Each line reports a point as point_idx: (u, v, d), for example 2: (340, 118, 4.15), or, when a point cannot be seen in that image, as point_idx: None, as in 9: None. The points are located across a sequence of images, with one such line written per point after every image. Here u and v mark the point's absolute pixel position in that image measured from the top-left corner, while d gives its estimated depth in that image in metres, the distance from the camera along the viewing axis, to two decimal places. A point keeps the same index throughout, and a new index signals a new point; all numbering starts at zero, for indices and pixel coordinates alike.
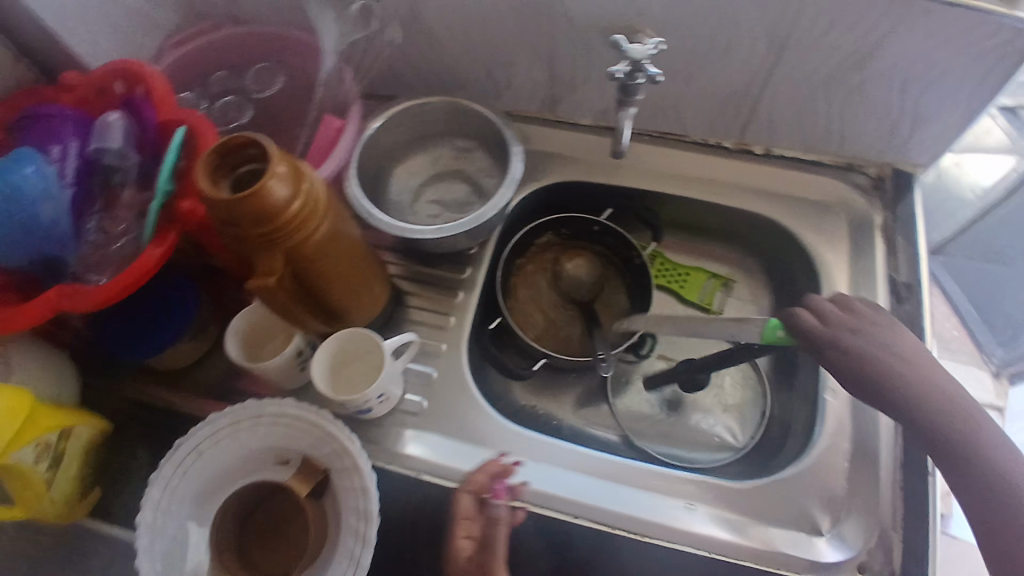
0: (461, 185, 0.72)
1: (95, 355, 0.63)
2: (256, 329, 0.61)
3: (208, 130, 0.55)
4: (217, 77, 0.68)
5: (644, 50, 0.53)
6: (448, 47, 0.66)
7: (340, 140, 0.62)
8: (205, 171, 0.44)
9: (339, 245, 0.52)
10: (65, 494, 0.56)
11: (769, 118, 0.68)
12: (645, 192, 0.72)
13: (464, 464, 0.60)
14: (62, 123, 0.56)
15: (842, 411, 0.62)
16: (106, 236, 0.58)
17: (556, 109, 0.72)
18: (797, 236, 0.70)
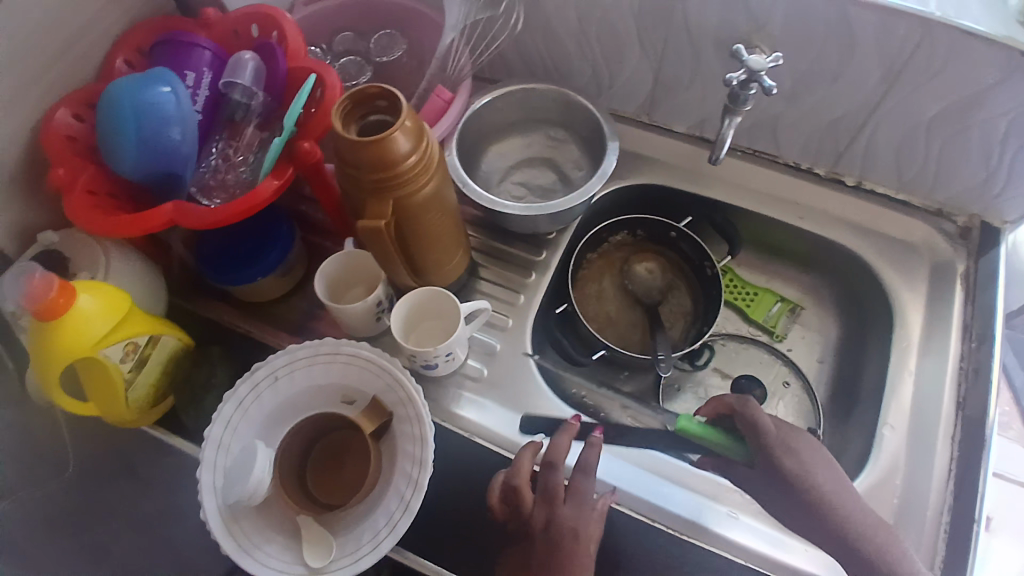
0: (549, 172, 0.75)
1: (193, 274, 0.68)
2: (342, 275, 0.64)
3: (333, 81, 0.59)
4: (343, 37, 0.71)
5: (763, 62, 0.55)
6: (562, 37, 0.69)
7: (449, 111, 0.65)
8: (341, 114, 0.48)
9: (440, 205, 0.55)
10: (141, 399, 0.59)
11: (867, 152, 0.68)
12: (727, 206, 0.73)
13: (515, 434, 0.62)
14: (199, 51, 0.60)
15: (900, 449, 0.63)
16: (227, 164, 0.63)
17: (653, 113, 0.74)
18: (876, 272, 0.70)
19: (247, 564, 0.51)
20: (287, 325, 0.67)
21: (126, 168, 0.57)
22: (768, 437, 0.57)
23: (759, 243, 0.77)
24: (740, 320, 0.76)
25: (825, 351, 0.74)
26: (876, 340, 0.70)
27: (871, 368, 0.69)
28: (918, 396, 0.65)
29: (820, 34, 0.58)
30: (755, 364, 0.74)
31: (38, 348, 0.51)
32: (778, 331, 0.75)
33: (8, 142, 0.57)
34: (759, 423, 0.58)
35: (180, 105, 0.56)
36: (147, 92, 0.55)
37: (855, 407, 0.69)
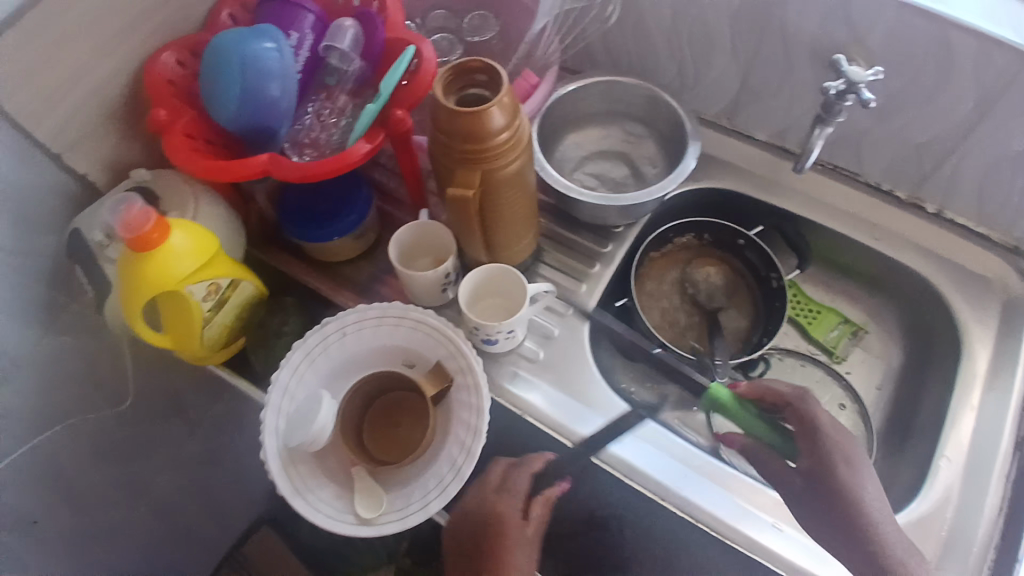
0: (622, 167, 0.75)
1: (272, 227, 0.71)
2: (414, 242, 0.66)
3: (429, 54, 0.60)
4: (437, 15, 0.73)
5: (863, 74, 0.55)
6: (653, 33, 0.69)
7: (535, 94, 0.66)
8: (442, 84, 0.50)
9: (522, 184, 0.56)
10: (213, 339, 0.61)
11: (951, 180, 0.67)
12: (800, 219, 0.73)
13: (568, 420, 0.63)
14: (304, 13, 0.62)
15: (953, 482, 0.61)
16: (320, 125, 0.65)
17: (735, 118, 0.74)
18: (946, 301, 0.68)
19: (299, 504, 0.54)
20: (354, 286, 0.69)
21: (226, 118, 0.59)
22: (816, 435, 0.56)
23: (827, 261, 0.76)
24: (800, 337, 0.76)
25: (884, 379, 0.73)
26: (940, 372, 0.68)
27: (930, 401, 0.68)
28: (978, 433, 0.63)
29: (921, 53, 0.57)
30: (813, 383, 0.73)
31: (128, 277, 0.53)
32: (838, 352, 0.75)
33: (113, 79, 0.60)
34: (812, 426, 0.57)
35: (283, 61, 0.58)
36: (254, 45, 0.57)
37: (909, 437, 0.68)
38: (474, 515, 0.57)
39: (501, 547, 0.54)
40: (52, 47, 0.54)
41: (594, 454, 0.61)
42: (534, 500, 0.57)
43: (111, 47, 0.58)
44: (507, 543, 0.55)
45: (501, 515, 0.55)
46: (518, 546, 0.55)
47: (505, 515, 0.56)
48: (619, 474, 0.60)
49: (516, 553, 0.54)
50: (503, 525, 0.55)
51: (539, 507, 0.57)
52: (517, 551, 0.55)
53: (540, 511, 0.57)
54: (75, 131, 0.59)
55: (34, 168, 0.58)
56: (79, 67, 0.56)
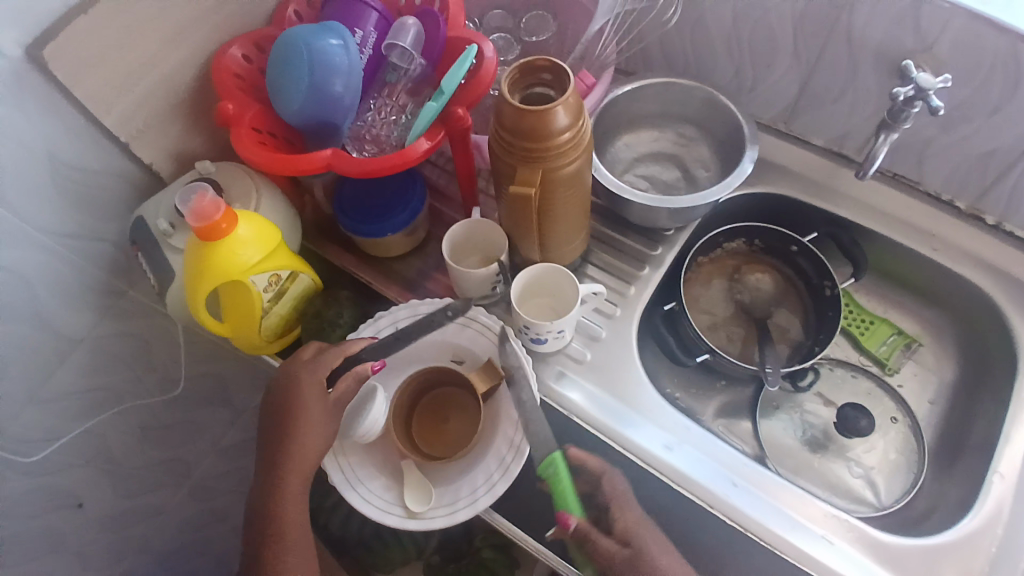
0: (674, 170, 0.75)
1: (326, 221, 0.73)
2: (466, 238, 0.66)
3: (490, 53, 0.61)
4: (496, 15, 0.74)
5: (933, 82, 0.54)
6: (712, 35, 0.69)
7: (592, 93, 0.66)
8: (509, 82, 0.50)
9: (580, 184, 0.56)
10: (270, 329, 0.62)
11: (1014, 194, 0.64)
12: (856, 227, 0.71)
13: (613, 422, 0.62)
14: (369, 12, 0.63)
15: (1006, 498, 0.59)
16: (378, 121, 0.66)
17: (791, 123, 0.73)
18: (1007, 318, 0.66)
19: (352, 495, 0.55)
20: (403, 281, 0.70)
21: (291, 112, 0.60)
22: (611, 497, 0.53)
23: (883, 271, 0.75)
24: (851, 347, 0.75)
25: (938, 393, 0.72)
26: (995, 388, 0.66)
27: (984, 421, 0.66)
28: None
29: (990, 62, 0.56)
30: (864, 395, 0.72)
31: (195, 266, 0.55)
32: (889, 363, 0.73)
33: (181, 68, 0.61)
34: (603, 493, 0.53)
35: (349, 57, 0.59)
36: (322, 41, 0.58)
37: (960, 455, 0.66)
38: (286, 372, 0.56)
39: (297, 404, 0.54)
40: (126, 34, 0.55)
41: (641, 457, 0.61)
42: (343, 376, 0.55)
43: (181, 36, 0.60)
44: (304, 396, 0.54)
45: (299, 378, 0.54)
46: (317, 408, 0.54)
47: (305, 379, 0.54)
48: (668, 480, 0.59)
49: (307, 415, 0.53)
50: (300, 385, 0.54)
51: (344, 383, 0.55)
52: (313, 411, 0.53)
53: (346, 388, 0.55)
54: (143, 120, 0.60)
55: (101, 154, 0.60)
56: (152, 61, 0.58)
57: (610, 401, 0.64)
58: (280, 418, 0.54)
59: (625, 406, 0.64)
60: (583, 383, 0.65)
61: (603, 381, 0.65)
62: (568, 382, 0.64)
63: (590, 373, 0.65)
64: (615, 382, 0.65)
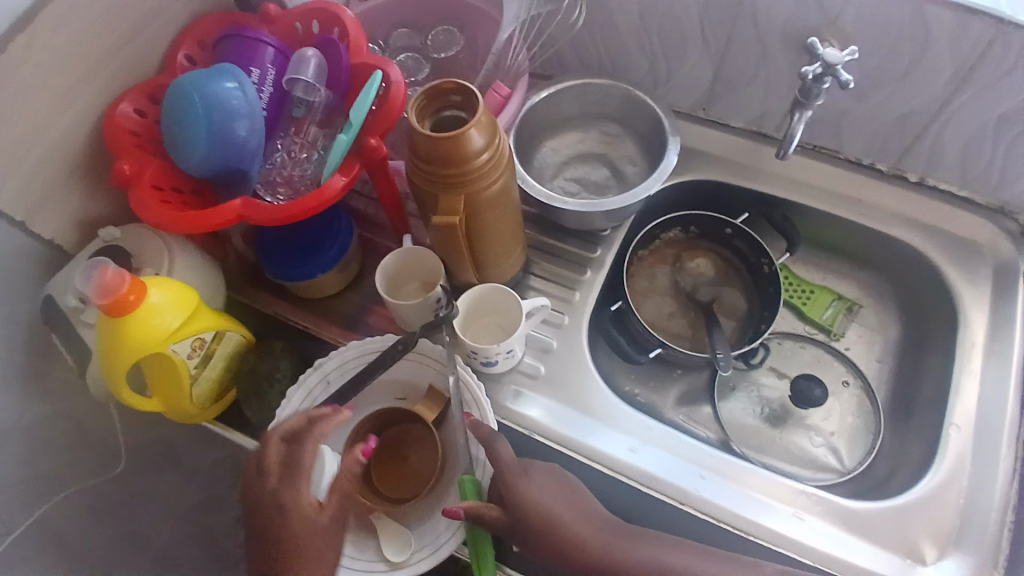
0: (603, 168, 0.74)
1: (252, 269, 0.69)
2: (400, 271, 0.63)
3: (397, 77, 0.59)
4: (400, 34, 0.72)
5: (840, 56, 0.55)
6: (622, 30, 0.68)
7: (509, 105, 0.65)
8: (417, 109, 0.48)
9: (507, 201, 0.55)
10: (203, 395, 0.59)
11: (933, 150, 0.66)
12: (786, 203, 0.72)
13: (575, 432, 0.61)
14: (265, 48, 0.61)
15: (965, 449, 0.61)
16: (291, 161, 0.63)
17: (710, 108, 0.73)
18: (940, 271, 0.68)
19: None
20: (341, 321, 0.68)
21: (193, 165, 0.57)
22: (528, 485, 0.50)
23: (816, 241, 0.76)
24: (796, 319, 0.75)
25: (885, 351, 0.73)
26: (938, 341, 0.68)
27: (932, 372, 0.68)
28: (984, 396, 0.63)
29: (895, 30, 0.57)
30: (814, 364, 0.73)
31: (108, 342, 0.51)
32: (835, 329, 0.74)
33: (72, 133, 0.57)
34: (527, 489, 0.50)
35: (247, 99, 0.56)
36: (216, 86, 0.55)
37: (914, 410, 0.68)
38: (262, 497, 0.51)
39: (293, 535, 0.49)
40: (4, 107, 0.50)
41: (607, 465, 0.60)
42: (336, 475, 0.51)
43: (68, 100, 0.55)
44: (296, 515, 0.49)
45: (285, 507, 0.49)
46: (313, 538, 0.49)
47: (291, 506, 0.50)
48: (637, 485, 0.59)
49: (306, 539, 0.49)
50: (289, 508, 0.49)
51: (341, 482, 0.51)
52: (311, 529, 0.49)
53: (341, 486, 0.51)
54: (36, 195, 0.56)
55: None
56: (38, 132, 0.54)
57: (569, 412, 0.63)
58: (279, 554, 0.49)
59: (584, 416, 0.63)
60: (540, 399, 0.63)
61: (558, 393, 0.64)
62: (524, 400, 0.63)
63: (545, 385, 0.64)
64: (571, 392, 0.64)
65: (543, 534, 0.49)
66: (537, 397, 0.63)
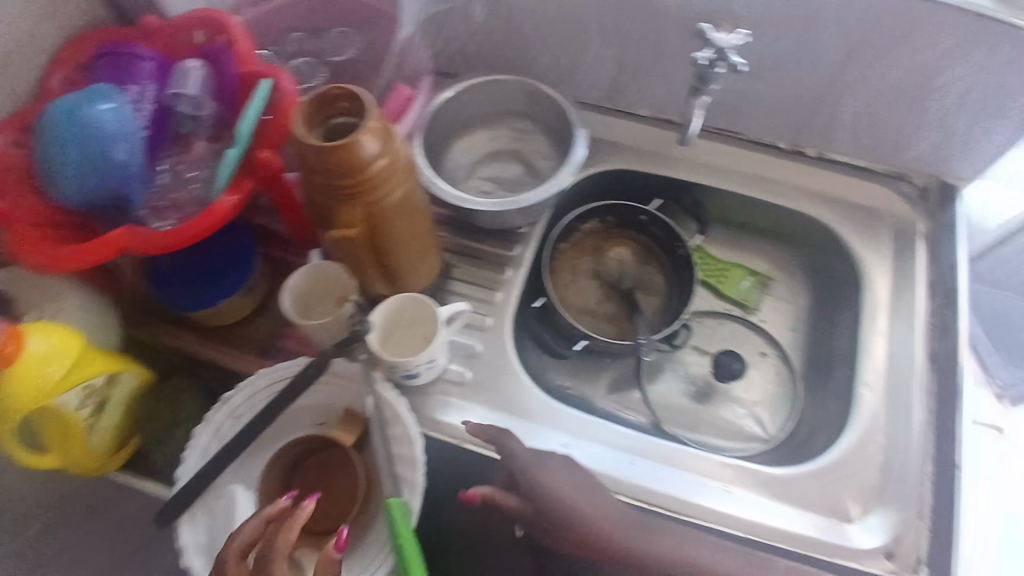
0: (516, 164, 0.74)
1: (151, 302, 0.65)
2: (311, 290, 0.61)
3: (287, 86, 0.56)
4: (295, 38, 0.68)
5: (730, 40, 0.56)
6: (521, 25, 0.67)
7: (411, 108, 0.63)
8: (302, 119, 0.46)
9: (412, 207, 0.53)
10: (106, 444, 0.56)
11: (827, 124, 0.68)
12: (695, 186, 0.73)
13: (504, 435, 0.61)
14: (144, 64, 0.58)
15: (879, 407, 0.63)
16: (178, 182, 0.58)
17: (615, 98, 0.73)
18: (843, 241, 0.70)
19: None
20: (252, 347, 0.66)
21: (68, 194, 0.52)
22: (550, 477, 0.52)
23: (727, 221, 0.77)
24: (714, 298, 0.77)
25: (798, 320, 0.76)
26: (848, 304, 0.70)
27: (843, 335, 0.70)
28: (893, 355, 0.65)
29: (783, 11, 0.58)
30: (734, 339, 0.75)
31: None
32: (750, 304, 0.76)
33: None
34: (549, 479, 0.52)
35: (123, 120, 0.53)
36: (88, 108, 0.52)
37: (830, 372, 0.70)
38: None
39: None
40: None
41: None
42: None
43: None
44: None
45: None
46: None
47: None
48: None
49: None
50: None
51: None
52: None
53: None
54: None
55: None
56: None
57: (498, 413, 0.62)
58: None
59: (512, 415, 0.62)
60: (467, 404, 0.62)
61: (486, 397, 0.63)
62: (449, 407, 0.62)
63: (471, 387, 0.63)
64: (498, 394, 0.63)
65: (566, 527, 0.50)
66: (463, 401, 0.63)
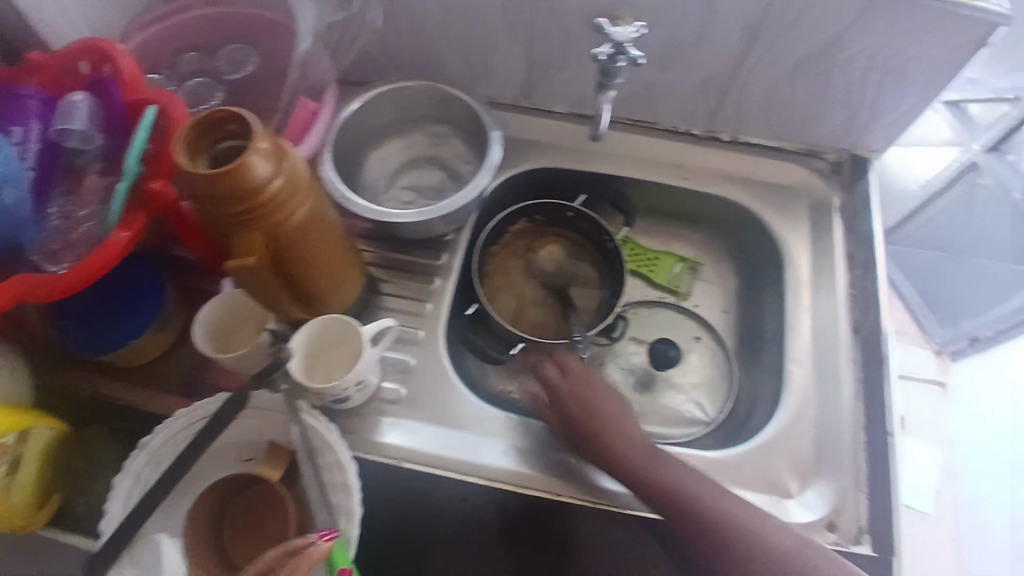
0: (436, 171, 0.72)
1: (58, 348, 0.61)
2: (227, 320, 0.59)
3: (178, 112, 0.54)
4: (188, 58, 0.65)
5: (627, 33, 0.56)
6: (426, 28, 0.66)
7: (318, 121, 0.61)
8: (184, 146, 0.43)
9: (320, 226, 0.51)
10: (21, 503, 0.53)
11: (738, 108, 0.69)
12: (617, 177, 0.74)
13: (444, 449, 0.60)
14: (27, 102, 0.54)
15: (808, 383, 0.65)
16: (70, 222, 0.55)
17: (531, 96, 0.73)
18: (763, 221, 0.72)
19: None
20: (174, 385, 0.63)
21: None
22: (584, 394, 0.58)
23: (653, 210, 0.78)
24: (647, 287, 0.78)
25: (728, 300, 0.77)
26: (772, 283, 0.72)
27: (771, 313, 0.71)
28: (816, 327, 0.67)
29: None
30: (669, 326, 0.75)
31: None
32: (682, 290, 0.77)
33: None
34: (583, 397, 0.58)
35: (7, 165, 0.49)
36: None
37: (762, 350, 0.72)
38: None
39: None
40: None
41: (481, 475, 0.59)
42: None
43: None
44: None
45: None
46: None
47: None
48: (513, 488, 0.58)
49: None
50: None
51: None
52: None
53: None
54: None
55: None
56: None
57: (436, 426, 0.61)
58: None
59: (450, 428, 0.61)
60: (403, 420, 0.61)
61: (424, 411, 0.62)
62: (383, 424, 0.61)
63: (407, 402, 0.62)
64: (437, 406, 0.62)
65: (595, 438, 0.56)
66: (399, 416, 0.61)
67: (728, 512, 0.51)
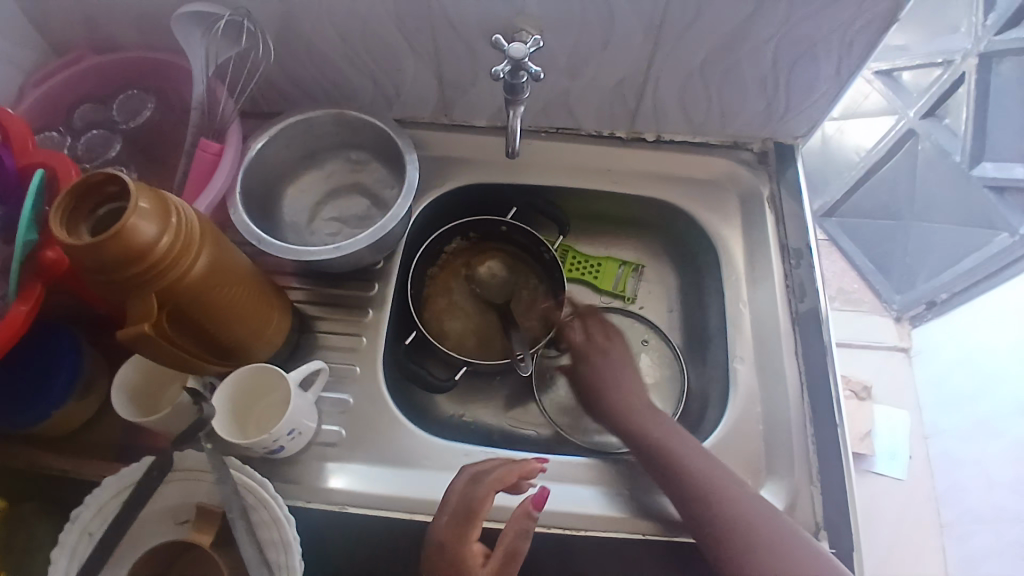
0: (360, 199, 0.70)
1: None
2: (150, 380, 0.57)
3: (70, 172, 0.51)
4: (82, 111, 0.62)
5: (523, 50, 0.54)
6: (328, 55, 0.64)
7: (221, 166, 0.58)
8: (59, 217, 0.41)
9: (226, 276, 0.48)
10: None
11: (656, 108, 0.69)
12: (545, 186, 0.73)
13: (389, 488, 0.58)
14: None
15: (753, 380, 0.65)
16: None
17: (450, 113, 0.71)
18: (695, 217, 0.72)
19: None
20: (102, 452, 0.60)
21: None
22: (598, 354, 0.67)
23: (589, 216, 0.77)
24: (590, 293, 0.77)
25: (672, 299, 0.77)
26: (711, 278, 0.72)
27: (713, 309, 0.71)
28: (755, 318, 0.67)
29: (579, 6, 0.57)
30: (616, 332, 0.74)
31: None
32: (627, 294, 0.76)
33: None
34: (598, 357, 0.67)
35: None
36: None
37: (706, 348, 0.71)
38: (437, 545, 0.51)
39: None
40: None
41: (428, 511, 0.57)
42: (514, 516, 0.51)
43: None
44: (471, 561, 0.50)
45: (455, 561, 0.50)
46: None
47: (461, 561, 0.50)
48: None
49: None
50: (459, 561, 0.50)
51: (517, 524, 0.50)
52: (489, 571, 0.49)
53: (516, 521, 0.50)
54: None
55: None
56: None
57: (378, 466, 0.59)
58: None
59: (394, 466, 0.59)
60: (346, 463, 0.59)
61: (367, 451, 0.60)
62: (325, 470, 0.59)
63: (348, 442, 0.60)
64: (380, 444, 0.60)
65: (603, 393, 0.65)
66: (339, 463, 0.59)
67: (705, 471, 0.54)
